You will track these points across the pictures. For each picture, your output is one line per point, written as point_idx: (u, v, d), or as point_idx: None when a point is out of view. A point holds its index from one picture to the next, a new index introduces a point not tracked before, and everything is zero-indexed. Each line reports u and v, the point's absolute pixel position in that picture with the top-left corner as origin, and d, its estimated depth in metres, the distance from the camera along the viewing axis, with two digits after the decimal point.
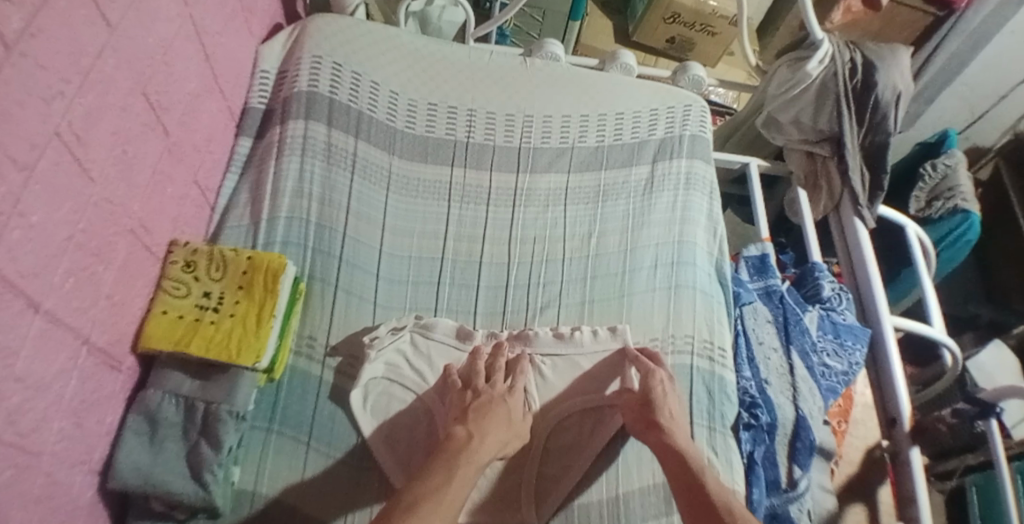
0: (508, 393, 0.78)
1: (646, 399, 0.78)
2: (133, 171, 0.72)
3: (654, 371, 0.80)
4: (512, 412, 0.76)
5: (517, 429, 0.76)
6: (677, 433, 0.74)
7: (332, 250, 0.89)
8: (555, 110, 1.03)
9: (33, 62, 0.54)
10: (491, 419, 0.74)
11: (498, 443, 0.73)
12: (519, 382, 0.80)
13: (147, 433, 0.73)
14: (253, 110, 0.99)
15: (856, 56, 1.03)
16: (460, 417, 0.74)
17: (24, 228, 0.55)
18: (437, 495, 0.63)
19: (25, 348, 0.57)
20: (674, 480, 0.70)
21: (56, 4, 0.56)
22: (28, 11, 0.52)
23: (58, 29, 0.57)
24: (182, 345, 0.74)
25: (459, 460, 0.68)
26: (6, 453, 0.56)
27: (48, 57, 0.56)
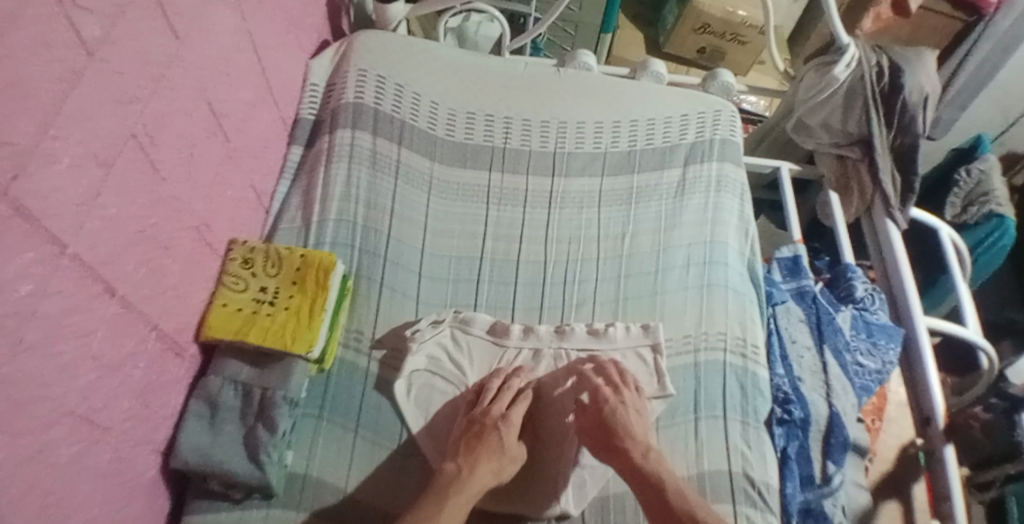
0: (501, 419, 0.79)
1: (601, 421, 0.79)
2: (198, 172, 0.78)
3: (602, 389, 0.81)
4: (503, 438, 0.78)
5: (512, 454, 0.79)
6: (635, 447, 0.77)
7: (378, 250, 0.94)
8: (587, 116, 1.07)
9: (111, 68, 0.60)
10: (483, 451, 0.76)
11: (491, 474, 0.75)
12: (513, 413, 0.80)
13: (208, 416, 0.78)
14: (303, 120, 1.05)
15: (882, 60, 1.05)
16: (457, 449, 0.78)
17: (101, 219, 0.61)
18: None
19: (100, 329, 0.62)
20: (641, 494, 0.74)
21: (132, 16, 0.62)
22: (107, 21, 0.58)
23: (133, 39, 0.63)
24: (241, 335, 0.80)
25: (449, 499, 0.71)
26: (79, 426, 0.61)
27: (124, 64, 0.62)
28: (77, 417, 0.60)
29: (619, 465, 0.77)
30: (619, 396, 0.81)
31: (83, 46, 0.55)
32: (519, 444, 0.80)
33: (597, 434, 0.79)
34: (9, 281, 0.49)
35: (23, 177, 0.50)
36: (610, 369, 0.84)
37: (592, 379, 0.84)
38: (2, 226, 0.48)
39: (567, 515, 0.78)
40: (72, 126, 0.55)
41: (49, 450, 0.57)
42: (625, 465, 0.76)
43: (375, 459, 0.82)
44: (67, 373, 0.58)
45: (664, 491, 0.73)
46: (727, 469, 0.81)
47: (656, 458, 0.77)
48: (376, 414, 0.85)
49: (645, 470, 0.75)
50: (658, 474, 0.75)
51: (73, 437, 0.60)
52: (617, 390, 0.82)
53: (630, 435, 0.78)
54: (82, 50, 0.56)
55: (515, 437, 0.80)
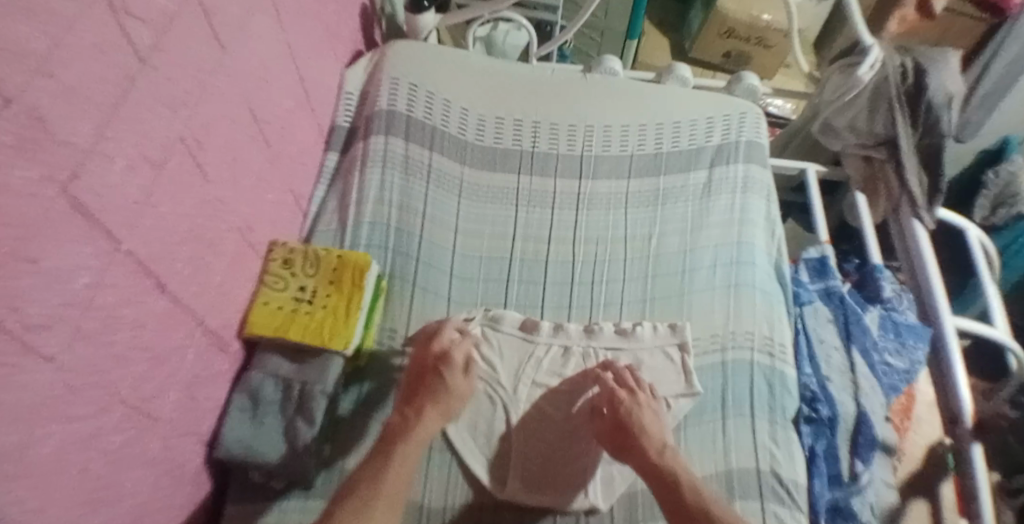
0: (440, 361, 0.84)
1: (617, 422, 0.80)
2: (241, 176, 0.82)
3: (616, 393, 0.82)
4: (445, 378, 0.83)
5: (458, 392, 0.84)
6: (651, 443, 0.77)
7: (410, 251, 0.98)
8: (614, 120, 1.10)
9: (162, 75, 0.63)
10: (425, 395, 0.82)
11: (437, 417, 0.81)
12: (457, 354, 0.85)
13: (250, 410, 0.82)
14: (338, 127, 1.09)
15: (906, 61, 1.06)
16: (408, 397, 0.83)
17: (153, 218, 0.64)
18: (377, 478, 0.72)
19: (150, 322, 0.66)
20: (656, 489, 0.74)
21: (181, 25, 0.66)
22: (157, 31, 0.62)
23: (182, 47, 0.66)
24: (281, 332, 0.83)
25: (396, 445, 0.76)
26: (129, 413, 0.64)
27: (174, 71, 0.65)
28: (128, 405, 0.64)
29: (635, 463, 0.77)
30: (633, 396, 0.82)
31: (135, 54, 0.59)
32: (468, 381, 0.85)
33: (614, 435, 0.80)
34: (67, 273, 0.53)
35: (80, 176, 0.53)
36: (626, 376, 0.85)
37: (608, 383, 0.84)
38: (61, 221, 0.51)
39: (595, 509, 0.80)
40: (126, 129, 0.59)
41: (101, 435, 0.60)
42: (642, 462, 0.76)
43: None
44: (119, 363, 0.61)
45: (678, 486, 0.72)
46: (754, 467, 0.82)
47: (672, 456, 0.76)
48: None
49: (661, 466, 0.75)
50: (672, 471, 0.74)
51: (123, 424, 0.64)
52: (631, 390, 0.83)
53: (646, 432, 0.78)
54: (135, 58, 0.59)
55: (461, 375, 0.85)
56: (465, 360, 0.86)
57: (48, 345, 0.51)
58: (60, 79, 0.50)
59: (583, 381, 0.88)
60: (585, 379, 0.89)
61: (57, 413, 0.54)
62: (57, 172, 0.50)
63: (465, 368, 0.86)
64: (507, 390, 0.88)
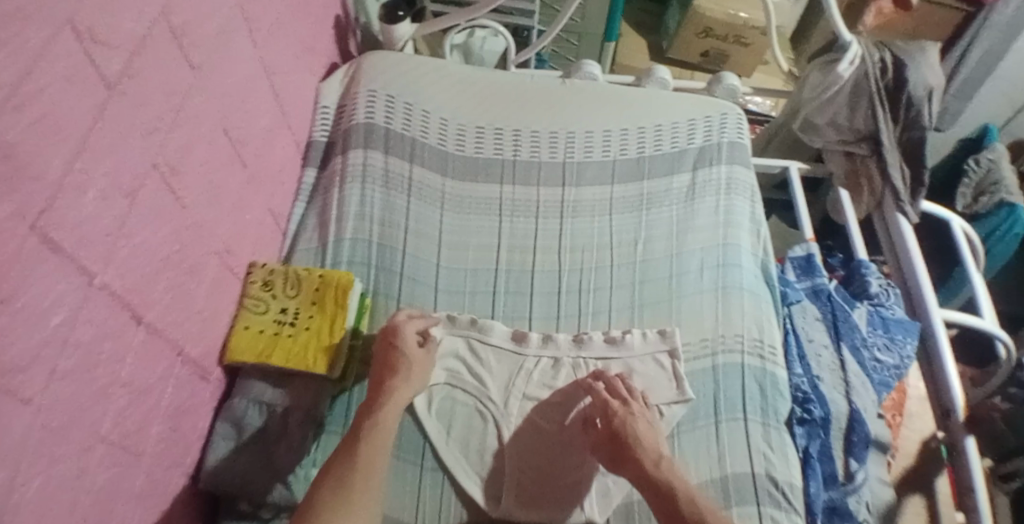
0: (391, 335, 0.84)
1: (612, 433, 0.79)
2: (218, 198, 0.80)
3: (609, 403, 0.81)
4: (401, 349, 0.83)
5: (417, 361, 0.83)
6: (646, 455, 0.76)
7: (394, 267, 0.96)
8: (596, 126, 1.09)
9: (132, 100, 0.61)
10: (386, 374, 0.81)
11: (403, 384, 0.80)
12: (407, 325, 0.85)
13: (233, 438, 0.80)
14: (316, 142, 1.07)
15: (885, 55, 1.06)
16: (373, 380, 0.81)
17: (129, 248, 0.62)
18: (353, 456, 0.71)
19: (129, 356, 0.64)
20: (653, 501, 0.73)
21: (151, 49, 0.64)
22: (127, 55, 0.60)
23: (152, 71, 0.64)
24: (264, 357, 0.81)
25: (365, 419, 0.75)
26: (112, 450, 0.62)
27: (144, 96, 0.63)
28: (110, 442, 0.62)
29: (631, 474, 0.76)
30: (626, 405, 0.81)
31: (104, 80, 0.57)
32: (426, 351, 0.85)
33: (609, 447, 0.79)
34: (42, 312, 0.51)
35: (52, 211, 0.51)
36: (617, 386, 0.84)
37: (600, 394, 0.83)
38: (34, 259, 0.49)
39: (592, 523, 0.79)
40: (98, 159, 0.57)
41: (85, 476, 0.58)
42: (638, 473, 0.75)
43: (398, 472, 0.83)
44: (99, 400, 0.59)
45: (674, 496, 0.71)
46: (750, 472, 0.81)
47: (668, 467, 0.75)
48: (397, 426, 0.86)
49: (655, 478, 0.74)
50: (669, 482, 0.73)
51: (107, 462, 0.61)
52: (623, 399, 0.82)
53: (640, 443, 0.77)
54: (104, 84, 0.57)
55: (417, 346, 0.84)
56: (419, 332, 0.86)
57: (25, 387, 0.49)
58: (28, 111, 0.48)
59: (574, 390, 0.87)
60: (574, 389, 0.87)
61: (37, 456, 0.52)
62: (27, 208, 0.48)
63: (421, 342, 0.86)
64: (498, 405, 0.87)
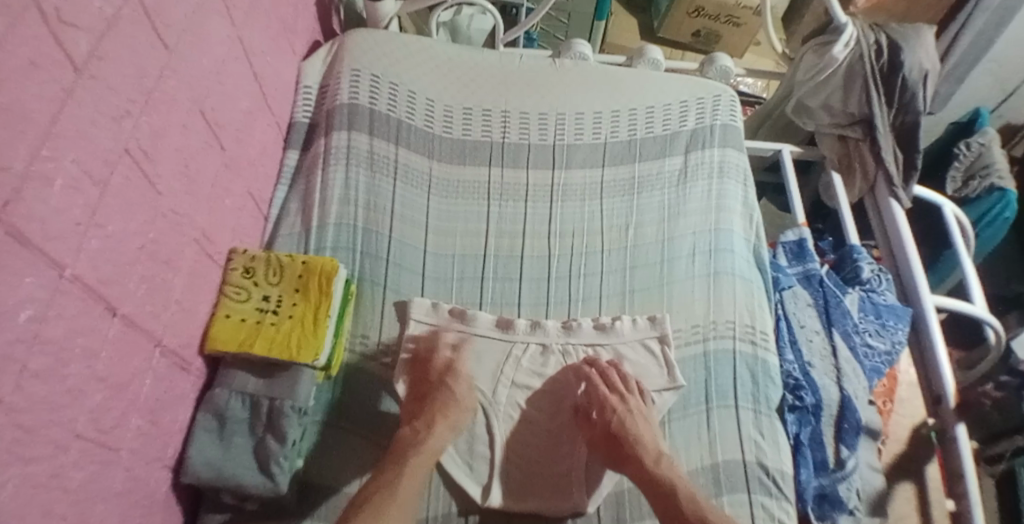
0: (444, 374, 0.83)
1: (611, 432, 0.78)
2: (195, 184, 0.76)
3: (607, 400, 0.80)
4: (453, 389, 0.82)
5: (464, 404, 0.82)
6: (647, 452, 0.76)
7: (380, 252, 0.93)
8: (586, 107, 1.06)
9: (103, 84, 0.58)
10: (434, 405, 0.79)
11: (447, 429, 0.78)
12: (460, 365, 0.85)
13: (216, 430, 0.77)
14: (298, 123, 1.03)
15: (881, 37, 1.04)
16: (411, 412, 0.81)
17: (101, 238, 0.59)
18: (393, 489, 0.70)
19: (104, 350, 0.61)
20: (652, 498, 0.73)
21: (122, 31, 0.60)
22: (95, 35, 0.56)
23: (123, 52, 0.61)
24: (246, 346, 0.78)
25: (410, 452, 0.75)
26: (89, 448, 0.60)
27: (116, 79, 0.60)
28: (87, 439, 0.59)
29: (631, 472, 0.76)
30: (624, 402, 0.80)
31: (71, 63, 0.54)
32: (469, 391, 0.83)
33: (607, 445, 0.79)
34: (10, 309, 0.48)
35: (18, 202, 0.48)
36: (611, 376, 0.83)
37: (598, 387, 0.82)
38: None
39: (582, 512, 0.78)
40: (67, 145, 0.54)
41: (61, 475, 0.56)
42: (637, 471, 0.75)
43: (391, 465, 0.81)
44: (73, 397, 0.57)
45: (676, 496, 0.72)
46: (741, 459, 0.81)
47: (668, 463, 0.75)
48: (385, 422, 0.84)
49: (657, 477, 0.74)
50: (669, 479, 0.73)
51: (84, 460, 0.59)
52: (620, 395, 0.81)
53: (641, 442, 0.77)
54: (70, 68, 0.54)
55: (464, 387, 0.83)
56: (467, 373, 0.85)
57: None
58: None
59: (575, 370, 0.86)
60: (575, 377, 0.86)
61: (11, 457, 0.49)
62: None
63: (467, 381, 0.84)
64: (486, 394, 0.85)
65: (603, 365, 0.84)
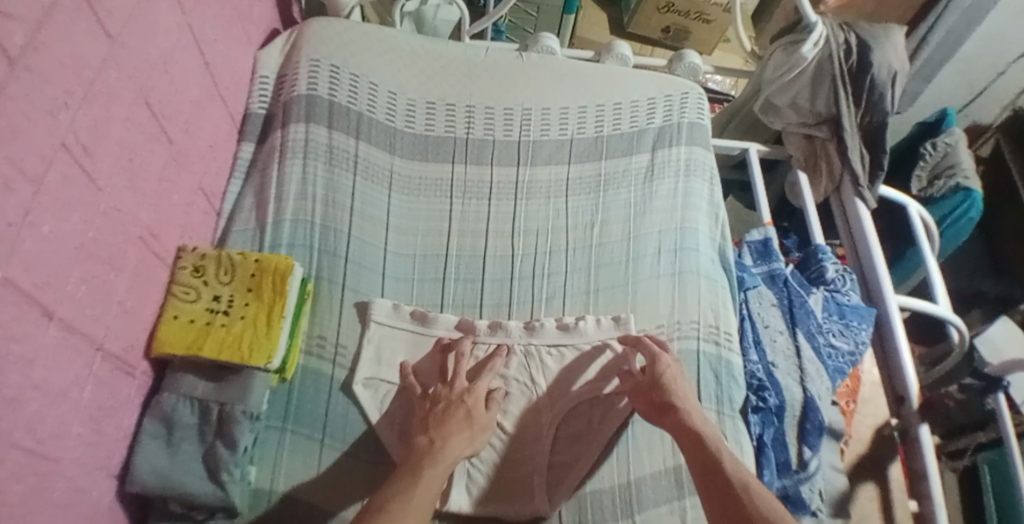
0: (466, 393, 0.77)
1: (657, 384, 0.75)
2: (140, 179, 0.72)
3: (660, 355, 0.78)
4: (471, 410, 0.75)
5: (482, 425, 0.76)
6: (692, 410, 0.72)
7: (338, 251, 0.90)
8: (553, 103, 1.04)
9: (37, 76, 0.54)
10: (452, 422, 0.74)
11: (463, 443, 0.72)
12: (480, 383, 0.79)
13: (164, 436, 0.74)
14: (254, 115, 1.00)
15: (850, 37, 1.03)
16: (421, 428, 0.74)
17: (36, 239, 0.55)
18: (409, 490, 0.64)
19: (41, 356, 0.57)
20: (687, 449, 0.68)
21: (59, 19, 0.56)
22: (30, 25, 0.53)
23: (60, 42, 0.57)
24: (195, 349, 0.75)
25: (423, 467, 0.67)
26: (27, 459, 0.56)
27: (52, 70, 0.56)
28: (24, 450, 0.56)
29: (671, 424, 0.72)
30: (675, 362, 0.78)
31: (4, 54, 0.50)
32: (490, 415, 0.78)
33: (651, 403, 0.75)
34: None
35: None
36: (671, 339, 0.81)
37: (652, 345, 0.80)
38: None
39: (543, 516, 0.77)
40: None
41: None
42: (678, 421, 0.71)
43: (348, 468, 0.79)
44: (8, 406, 0.53)
45: (713, 447, 0.67)
46: None
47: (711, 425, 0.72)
48: (346, 426, 0.81)
49: (697, 427, 0.69)
50: (712, 437, 0.68)
51: (22, 472, 0.55)
52: (672, 355, 0.79)
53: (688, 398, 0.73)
54: (3, 59, 0.50)
55: (484, 408, 0.77)
56: (487, 393, 0.80)
57: None
58: None
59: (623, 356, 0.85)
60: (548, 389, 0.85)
61: None
62: None
63: (486, 403, 0.79)
64: None
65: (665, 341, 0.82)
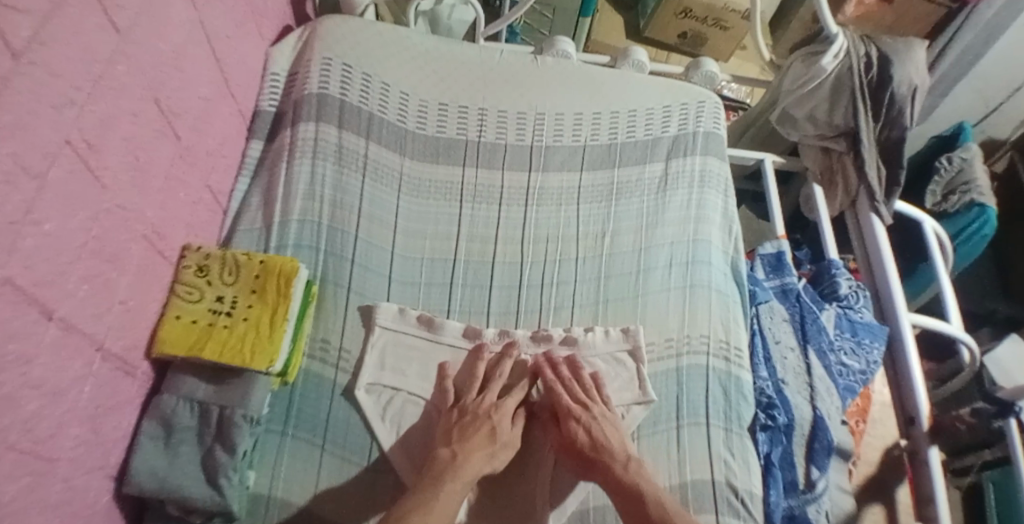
0: (494, 409, 0.79)
1: (573, 441, 0.77)
2: (146, 177, 0.70)
3: (570, 410, 0.78)
4: (496, 429, 0.77)
5: (506, 440, 0.77)
6: (615, 460, 0.74)
7: (344, 253, 0.89)
8: (566, 108, 1.03)
9: (44, 71, 0.53)
10: (476, 437, 0.75)
11: (483, 460, 0.74)
12: (507, 401, 0.80)
13: (163, 438, 0.73)
14: (264, 112, 0.98)
15: (870, 50, 1.01)
16: (444, 437, 0.77)
17: (37, 237, 0.54)
18: (427, 504, 0.68)
19: (40, 355, 0.56)
20: (624, 504, 0.71)
21: (69, 12, 0.55)
22: (38, 19, 0.51)
23: (69, 36, 0.55)
24: (196, 350, 0.73)
25: (444, 482, 0.70)
26: (23, 460, 0.55)
27: (60, 65, 0.54)
28: (21, 451, 0.54)
29: (600, 480, 0.74)
30: (601, 413, 0.79)
31: (7, 48, 0.48)
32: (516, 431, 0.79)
33: (573, 454, 0.77)
34: None
35: None
36: (573, 388, 0.81)
37: (561, 395, 0.80)
38: None
39: None
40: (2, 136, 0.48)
41: None
42: (606, 479, 0.73)
43: (343, 474, 0.77)
44: (6, 407, 0.52)
45: (643, 501, 0.70)
46: (709, 478, 0.79)
47: (637, 468, 0.74)
48: (349, 433, 0.80)
49: (625, 480, 0.72)
50: (638, 487, 0.72)
51: (18, 473, 0.54)
52: (597, 408, 0.79)
53: (609, 450, 0.75)
54: (6, 53, 0.48)
55: (510, 425, 0.79)
56: (514, 409, 0.81)
57: None
58: None
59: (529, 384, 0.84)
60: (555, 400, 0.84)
61: None
62: None
63: (512, 419, 0.80)
64: None
65: (561, 377, 0.82)
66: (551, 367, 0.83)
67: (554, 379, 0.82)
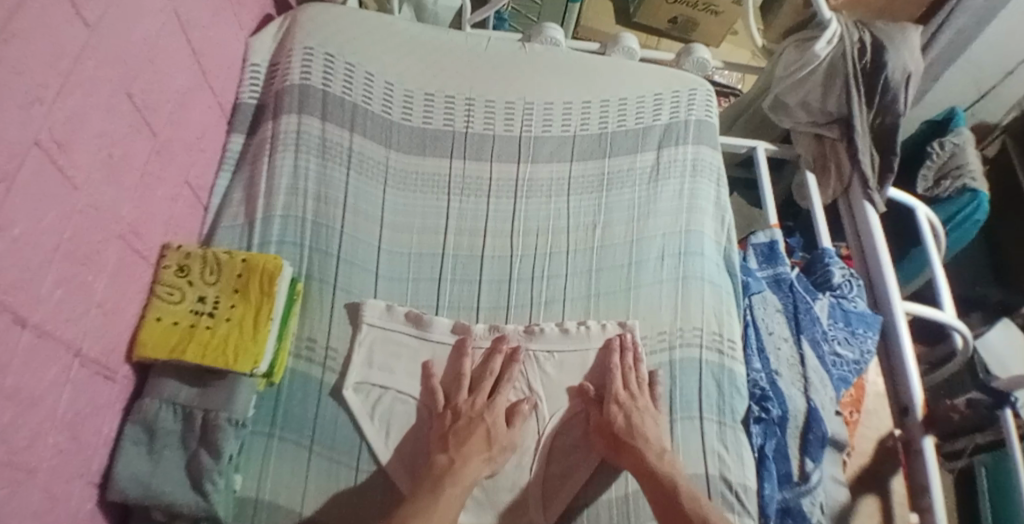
0: (487, 410, 0.78)
1: (612, 428, 0.76)
2: (121, 175, 0.68)
3: (618, 394, 0.78)
4: (490, 429, 0.76)
5: (503, 442, 0.76)
6: (649, 447, 0.74)
7: (330, 248, 0.87)
8: (555, 97, 1.00)
9: (9, 68, 0.50)
10: (473, 439, 0.74)
11: (482, 463, 0.73)
12: (500, 398, 0.79)
13: (145, 442, 0.71)
14: (244, 105, 0.95)
15: (865, 35, 0.99)
16: (438, 445, 0.75)
17: (6, 241, 0.51)
18: (427, 510, 0.67)
19: (15, 364, 0.54)
20: (652, 494, 0.71)
21: (32, 5, 0.52)
22: (2, 15, 0.49)
23: (34, 30, 0.53)
24: (178, 352, 0.72)
25: (444, 486, 0.69)
26: (2, 471, 0.53)
27: (25, 61, 0.52)
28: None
29: (631, 465, 0.74)
30: (654, 408, 0.79)
31: None
32: (513, 431, 0.77)
33: (606, 436, 0.77)
34: None
35: None
36: (628, 375, 0.81)
37: (613, 382, 0.80)
38: None
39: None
40: None
41: None
42: (638, 464, 0.73)
43: (333, 475, 0.76)
44: None
45: (675, 492, 0.69)
46: (703, 472, 0.78)
47: (670, 460, 0.73)
48: (341, 432, 0.79)
49: (659, 471, 0.72)
50: (670, 476, 0.71)
51: None
52: (651, 401, 0.80)
53: (643, 437, 0.75)
54: None
55: (505, 426, 0.77)
56: (510, 406, 0.79)
57: None
58: None
59: (604, 366, 0.83)
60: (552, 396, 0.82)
61: None
62: None
63: (507, 419, 0.78)
64: None
65: (626, 363, 0.82)
66: (619, 351, 0.83)
67: (619, 364, 0.82)
